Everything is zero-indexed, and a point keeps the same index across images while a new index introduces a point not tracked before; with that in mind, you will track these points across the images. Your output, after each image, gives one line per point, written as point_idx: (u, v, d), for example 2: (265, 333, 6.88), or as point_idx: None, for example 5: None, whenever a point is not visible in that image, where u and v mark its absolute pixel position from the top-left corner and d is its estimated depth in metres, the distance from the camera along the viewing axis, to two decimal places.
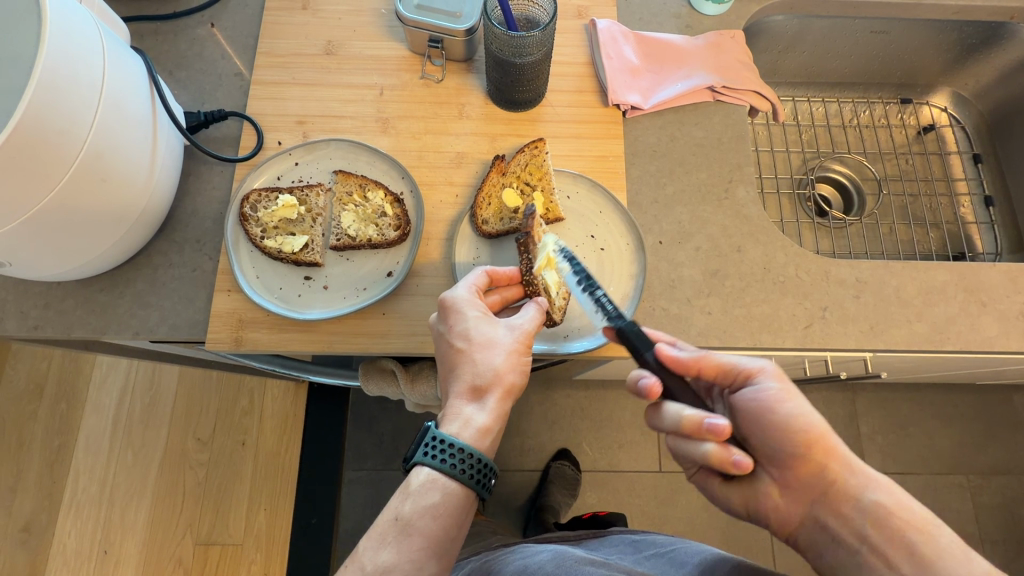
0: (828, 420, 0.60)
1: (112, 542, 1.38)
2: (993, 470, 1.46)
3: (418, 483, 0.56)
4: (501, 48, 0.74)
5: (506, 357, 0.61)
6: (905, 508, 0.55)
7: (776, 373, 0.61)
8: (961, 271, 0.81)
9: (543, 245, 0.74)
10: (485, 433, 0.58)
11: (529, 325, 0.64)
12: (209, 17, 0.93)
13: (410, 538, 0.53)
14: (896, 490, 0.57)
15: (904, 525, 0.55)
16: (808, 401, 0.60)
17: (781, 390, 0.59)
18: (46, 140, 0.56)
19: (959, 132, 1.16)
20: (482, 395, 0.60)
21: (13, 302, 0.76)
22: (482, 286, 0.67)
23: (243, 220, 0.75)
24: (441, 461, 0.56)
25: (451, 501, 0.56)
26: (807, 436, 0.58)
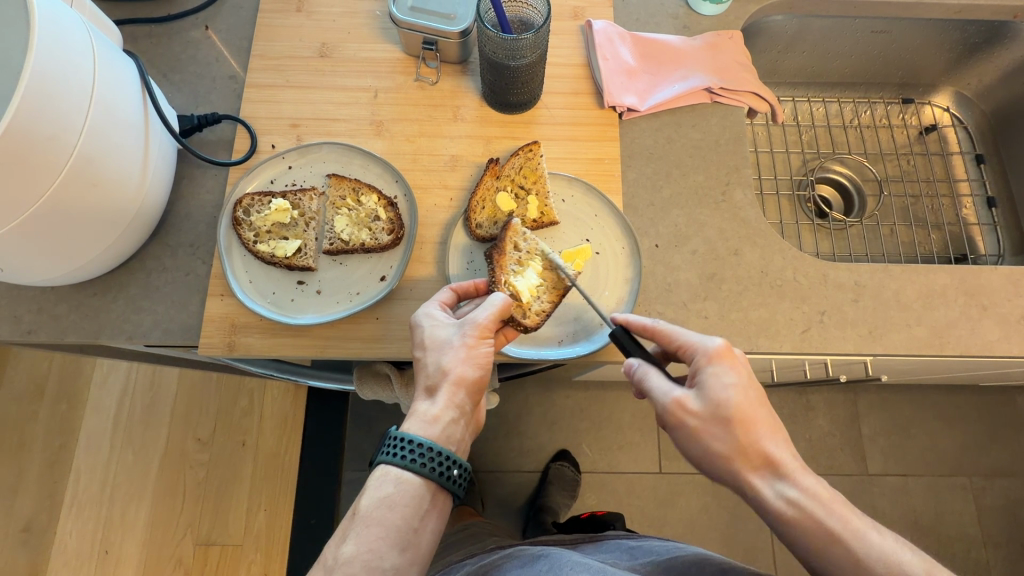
0: (750, 444, 0.57)
1: (112, 542, 1.38)
2: (996, 473, 1.44)
3: (376, 478, 0.56)
4: (495, 50, 0.73)
5: (456, 353, 0.60)
6: (804, 539, 0.55)
7: (680, 406, 0.59)
8: (962, 274, 0.80)
9: (521, 255, 0.75)
10: (432, 425, 0.58)
11: (483, 319, 0.62)
12: (204, 19, 0.92)
13: (369, 529, 0.53)
14: (812, 514, 0.55)
15: (803, 551, 0.55)
16: (716, 431, 0.58)
17: (684, 427, 0.59)
18: (34, 146, 0.55)
19: (962, 132, 1.15)
20: (434, 391, 0.60)
21: (7, 307, 0.76)
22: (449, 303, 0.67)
23: (236, 224, 0.75)
24: (398, 456, 0.56)
25: (410, 492, 0.55)
26: (711, 465, 0.59)
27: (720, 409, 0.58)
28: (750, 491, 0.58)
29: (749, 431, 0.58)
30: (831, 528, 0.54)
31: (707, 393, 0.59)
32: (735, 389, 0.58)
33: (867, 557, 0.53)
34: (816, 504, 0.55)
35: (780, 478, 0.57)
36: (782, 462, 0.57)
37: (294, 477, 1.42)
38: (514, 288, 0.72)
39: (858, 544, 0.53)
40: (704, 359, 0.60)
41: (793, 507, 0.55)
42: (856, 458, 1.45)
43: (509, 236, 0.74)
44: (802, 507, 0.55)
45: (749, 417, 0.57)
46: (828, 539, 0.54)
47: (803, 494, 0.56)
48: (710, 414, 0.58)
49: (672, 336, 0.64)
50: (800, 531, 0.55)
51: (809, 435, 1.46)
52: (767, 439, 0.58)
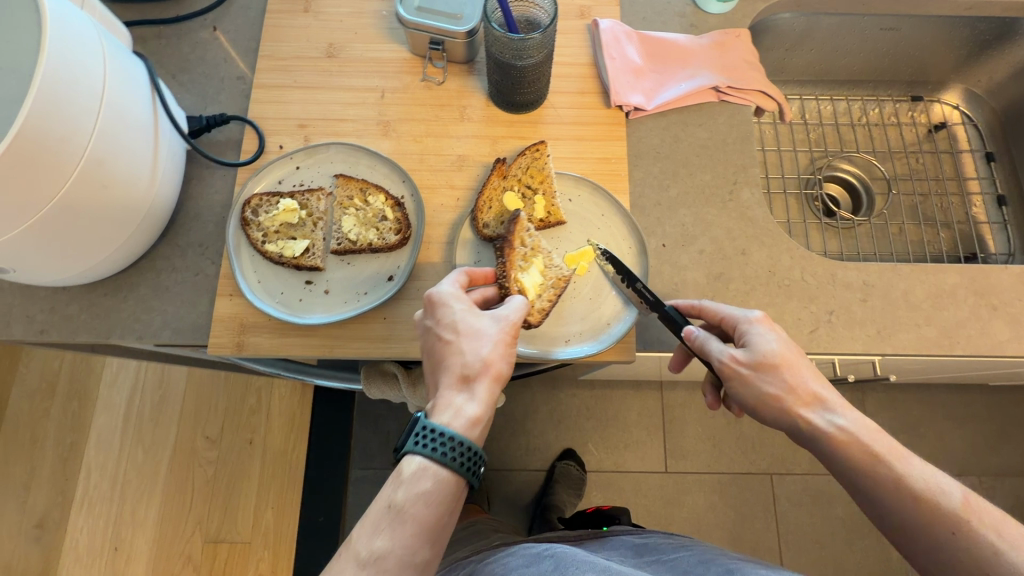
0: (801, 382, 0.59)
1: (123, 538, 1.40)
2: (1005, 473, 1.44)
3: (411, 470, 0.55)
4: (501, 51, 0.73)
5: (494, 347, 0.61)
6: (856, 465, 0.55)
7: (731, 359, 0.62)
8: (972, 274, 0.79)
9: (529, 250, 0.76)
10: (474, 421, 0.57)
11: (516, 315, 0.63)
12: (212, 20, 0.93)
13: (404, 525, 0.52)
14: (861, 440, 0.55)
15: (856, 480, 0.55)
16: (766, 376, 0.60)
17: (736, 376, 0.61)
18: (46, 149, 0.56)
19: (972, 129, 1.14)
20: (471, 383, 0.59)
21: (19, 307, 0.77)
22: (462, 286, 0.67)
23: (245, 225, 0.75)
24: (433, 450, 0.54)
25: (444, 489, 0.55)
26: (764, 410, 0.60)
27: (767, 358, 0.60)
28: (803, 427, 0.58)
29: (797, 376, 0.59)
30: (879, 453, 0.55)
31: (755, 345, 0.61)
32: (779, 342, 0.61)
33: (914, 479, 0.53)
34: (864, 431, 0.56)
35: (829, 411, 0.58)
36: (829, 398, 0.59)
37: (302, 475, 1.43)
38: (520, 284, 0.72)
39: (905, 468, 0.54)
40: (746, 323, 0.64)
41: (843, 436, 0.56)
42: None
43: (517, 232, 0.75)
44: (852, 434, 0.56)
45: (793, 364, 0.60)
46: (877, 462, 0.54)
47: (852, 423, 0.57)
48: (758, 362, 0.60)
49: (716, 312, 0.68)
50: (852, 458, 0.55)
51: None
52: (813, 379, 0.60)
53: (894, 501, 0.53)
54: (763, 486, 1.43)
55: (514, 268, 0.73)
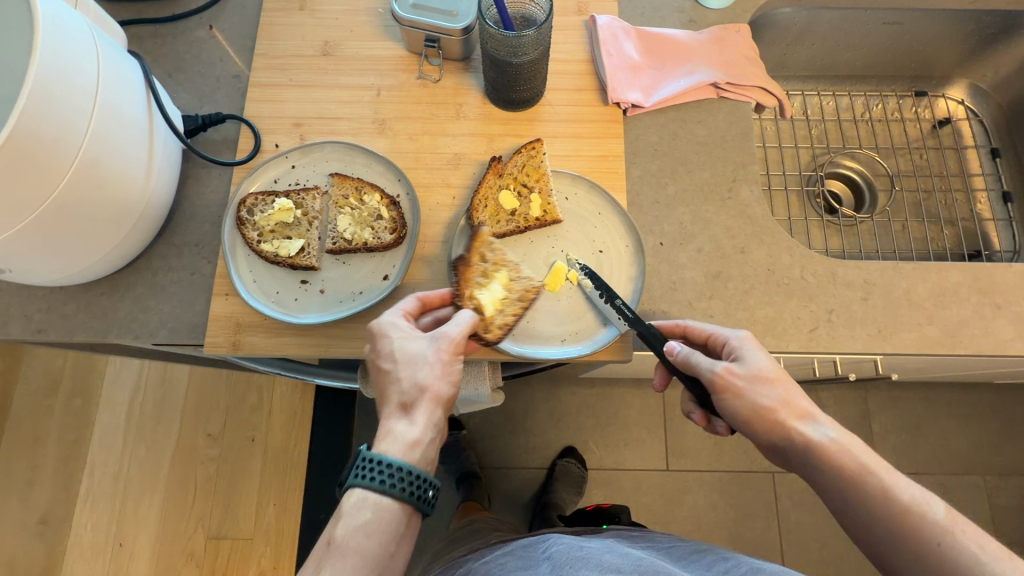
0: (792, 397, 0.60)
1: (126, 535, 1.40)
2: (1011, 472, 1.42)
3: (352, 504, 0.56)
4: (497, 48, 0.72)
5: (430, 370, 0.61)
6: (847, 475, 0.55)
7: (725, 370, 0.62)
8: (975, 272, 0.78)
9: (489, 265, 0.76)
10: (414, 447, 0.58)
11: (458, 333, 0.64)
12: (208, 19, 0.92)
13: (347, 558, 0.52)
14: (851, 452, 0.56)
15: (845, 493, 0.55)
16: (760, 387, 0.60)
17: (730, 387, 0.61)
18: (39, 149, 0.56)
19: (977, 124, 1.12)
20: (412, 409, 0.60)
21: (17, 306, 0.77)
22: (412, 311, 0.67)
23: (240, 224, 0.75)
24: (372, 480, 0.55)
25: (387, 517, 0.55)
26: (754, 423, 0.60)
27: (761, 370, 0.61)
28: (794, 440, 0.58)
29: (789, 389, 0.61)
30: (870, 464, 0.55)
31: (749, 358, 0.62)
32: (770, 358, 0.63)
33: (902, 491, 0.53)
34: (853, 444, 0.57)
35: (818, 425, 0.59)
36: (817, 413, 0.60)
37: (303, 472, 1.44)
38: (478, 302, 0.72)
39: (893, 479, 0.53)
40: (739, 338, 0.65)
41: (834, 447, 0.56)
42: None
43: (477, 247, 0.75)
44: (842, 445, 0.56)
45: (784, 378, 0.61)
46: (868, 473, 0.54)
47: (842, 436, 0.57)
48: (752, 376, 0.61)
49: (702, 330, 0.69)
50: (842, 468, 0.55)
51: None
52: (803, 396, 0.61)
53: (884, 512, 0.52)
54: (765, 484, 1.43)
55: (470, 285, 0.73)
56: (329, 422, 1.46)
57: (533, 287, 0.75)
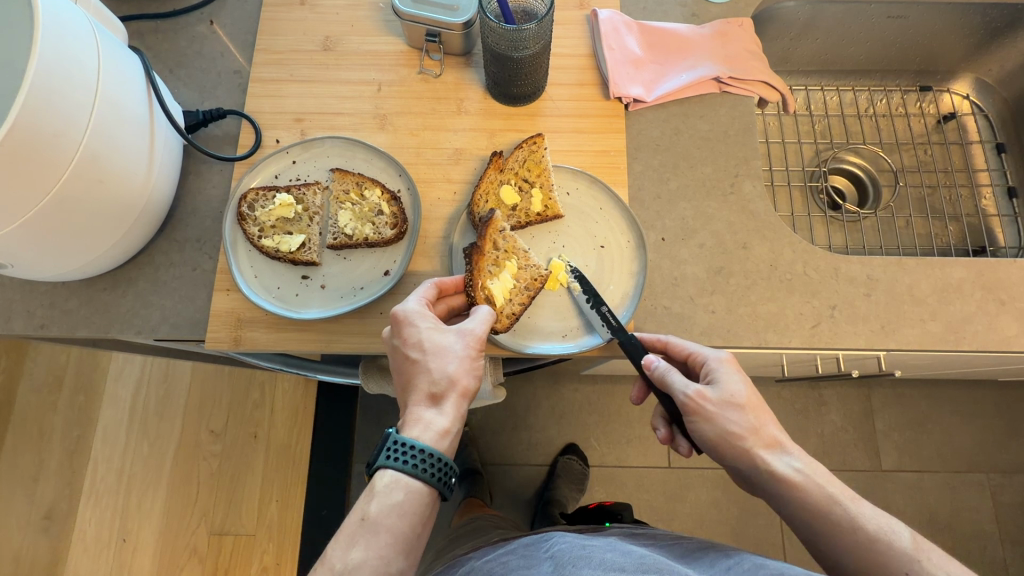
0: (761, 424, 0.62)
1: (130, 530, 1.41)
2: (1015, 469, 1.42)
3: (384, 483, 0.56)
4: (498, 42, 0.72)
5: (459, 363, 0.62)
6: (814, 506, 0.57)
7: (698, 396, 0.62)
8: (980, 268, 0.77)
9: (501, 253, 0.76)
10: (444, 436, 0.59)
11: (481, 329, 0.64)
12: (209, 14, 0.92)
13: (379, 536, 0.53)
14: (816, 482, 0.58)
15: (811, 521, 0.57)
16: (731, 414, 0.61)
17: (702, 413, 0.62)
18: (40, 144, 0.56)
19: (981, 120, 1.12)
20: (440, 400, 0.61)
21: (20, 302, 0.77)
22: (431, 298, 0.67)
23: (241, 219, 0.75)
24: (404, 463, 0.56)
25: (417, 501, 0.56)
26: (725, 448, 0.61)
27: (733, 398, 0.62)
28: (763, 469, 0.60)
29: (759, 417, 0.62)
30: (834, 494, 0.57)
31: (722, 384, 0.63)
32: (744, 384, 0.63)
33: (867, 520, 0.56)
34: (819, 475, 0.59)
35: (786, 454, 0.60)
36: (785, 441, 0.61)
37: (305, 468, 1.44)
38: (489, 292, 0.72)
39: (858, 508, 0.56)
40: (716, 361, 0.65)
41: (800, 478, 0.58)
42: (870, 454, 1.43)
43: (489, 233, 0.74)
44: (808, 476, 0.58)
45: (755, 406, 0.62)
46: (833, 503, 0.57)
47: (807, 466, 0.59)
48: (725, 402, 0.61)
49: (682, 347, 0.68)
50: (808, 499, 0.57)
51: (822, 430, 1.44)
52: (772, 423, 0.62)
53: (851, 541, 0.55)
54: None
55: (483, 274, 0.73)
56: (331, 418, 1.46)
57: (541, 275, 0.75)
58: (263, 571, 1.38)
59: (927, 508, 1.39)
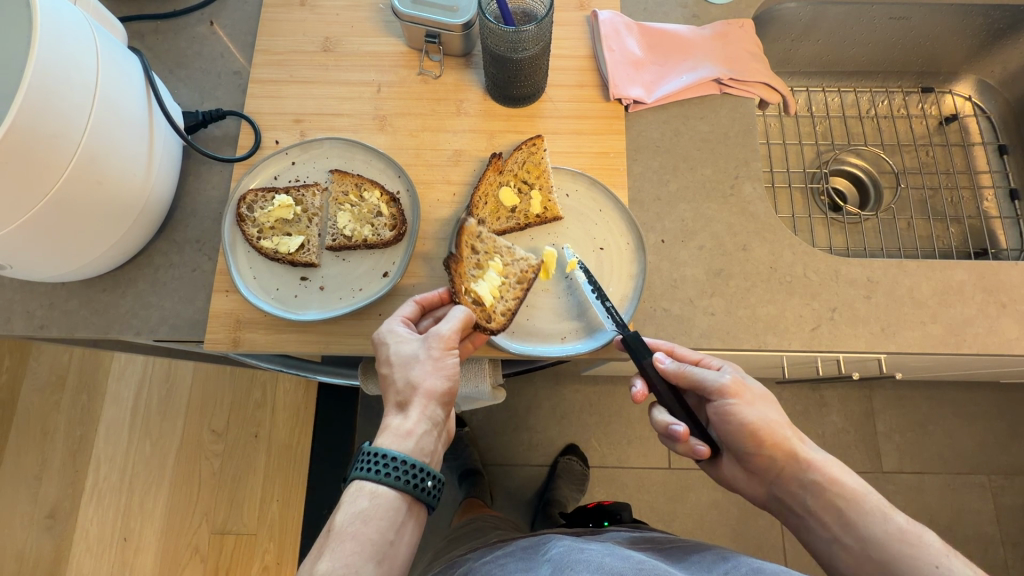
0: (787, 418, 0.64)
1: (131, 529, 1.41)
2: (1016, 471, 1.41)
3: (351, 493, 0.56)
4: (497, 43, 0.71)
5: (423, 368, 0.62)
6: (853, 492, 0.59)
7: (736, 383, 0.64)
8: (981, 270, 0.77)
9: (481, 256, 0.76)
10: (407, 439, 0.59)
11: (449, 330, 0.64)
12: (209, 15, 0.92)
13: (345, 543, 0.52)
14: (846, 472, 0.61)
15: (852, 507, 0.58)
16: (767, 405, 0.64)
17: (740, 398, 0.63)
18: (37, 146, 0.56)
19: (984, 121, 1.11)
20: (405, 406, 0.61)
21: (20, 302, 0.77)
22: (412, 316, 0.67)
23: (240, 220, 0.75)
24: (371, 471, 0.56)
25: (384, 506, 0.55)
26: (759, 436, 0.62)
27: (763, 393, 0.65)
28: (799, 456, 0.61)
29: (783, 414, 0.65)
30: (864, 485, 0.60)
31: (750, 381, 0.66)
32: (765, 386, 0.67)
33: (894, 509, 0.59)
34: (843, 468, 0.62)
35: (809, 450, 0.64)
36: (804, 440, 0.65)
37: (306, 468, 1.44)
38: (475, 295, 0.72)
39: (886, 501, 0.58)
40: (735, 365, 0.69)
41: (833, 467, 0.61)
42: (871, 455, 1.43)
43: (466, 240, 0.74)
44: (838, 467, 0.61)
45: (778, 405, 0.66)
46: (865, 490, 0.59)
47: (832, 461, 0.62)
48: (757, 393, 0.64)
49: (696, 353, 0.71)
50: (842, 487, 0.60)
51: (822, 432, 1.44)
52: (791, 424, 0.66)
53: (888, 528, 0.56)
54: None
55: (465, 279, 0.73)
56: (331, 419, 1.46)
57: (529, 266, 0.75)
58: (264, 571, 1.39)
59: (928, 511, 1.39)
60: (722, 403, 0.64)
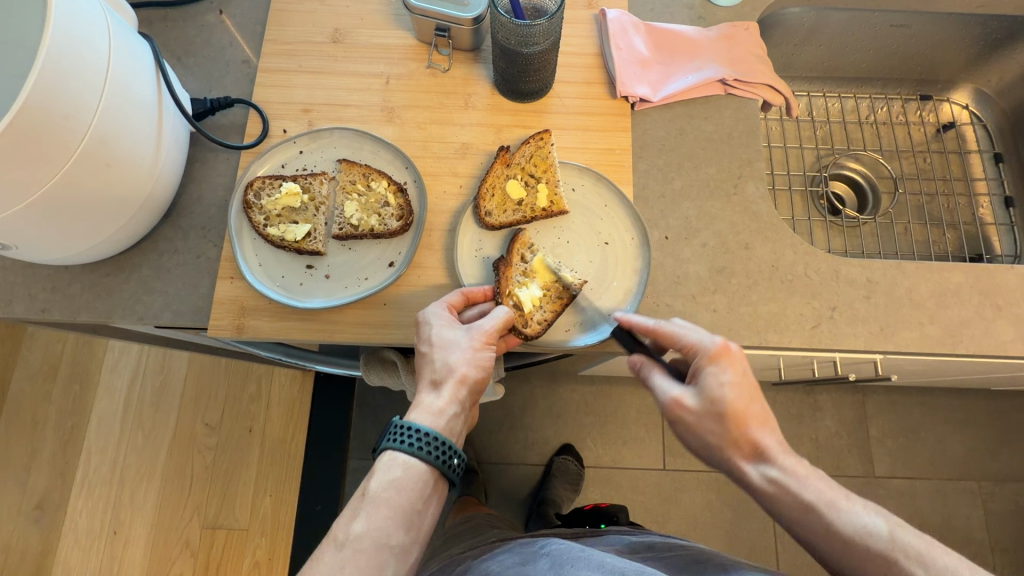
0: (740, 429, 0.60)
1: (122, 522, 1.40)
2: (1006, 477, 1.43)
3: (384, 462, 0.59)
4: (507, 37, 0.72)
5: (463, 355, 0.64)
6: (791, 514, 0.57)
7: (675, 402, 0.62)
8: (977, 273, 0.78)
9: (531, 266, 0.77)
10: (439, 417, 0.61)
11: (490, 324, 0.67)
12: (218, 4, 0.93)
13: (378, 509, 0.56)
14: (792, 490, 0.57)
15: (786, 524, 0.58)
16: (710, 424, 0.60)
17: (679, 418, 0.62)
18: (50, 124, 0.56)
19: (981, 129, 1.13)
20: (439, 385, 0.63)
21: (22, 285, 0.77)
22: (455, 305, 0.69)
23: (247, 207, 0.76)
24: (403, 443, 0.59)
25: (415, 478, 0.58)
26: (703, 451, 0.62)
27: (716, 404, 0.60)
28: (738, 473, 0.60)
29: (737, 426, 0.60)
30: (815, 504, 0.56)
31: (705, 390, 0.61)
32: (731, 387, 0.60)
33: (844, 526, 0.54)
34: (796, 486, 0.57)
35: (764, 461, 0.60)
36: (769, 447, 0.60)
37: (301, 463, 1.43)
38: (517, 299, 0.73)
39: (839, 521, 0.55)
40: (705, 358, 0.62)
41: (785, 483, 0.58)
42: (864, 460, 1.44)
43: (516, 248, 0.76)
44: (785, 485, 0.58)
45: (737, 414, 0.60)
46: (808, 511, 0.56)
47: (785, 474, 0.58)
48: (704, 408, 0.60)
49: (673, 337, 0.65)
50: (786, 505, 0.57)
51: (816, 435, 1.45)
52: (760, 428, 0.61)
53: (829, 549, 0.55)
54: None
55: (510, 283, 0.74)
56: (327, 413, 1.45)
57: (569, 286, 0.75)
58: (255, 566, 1.38)
59: (920, 516, 1.40)
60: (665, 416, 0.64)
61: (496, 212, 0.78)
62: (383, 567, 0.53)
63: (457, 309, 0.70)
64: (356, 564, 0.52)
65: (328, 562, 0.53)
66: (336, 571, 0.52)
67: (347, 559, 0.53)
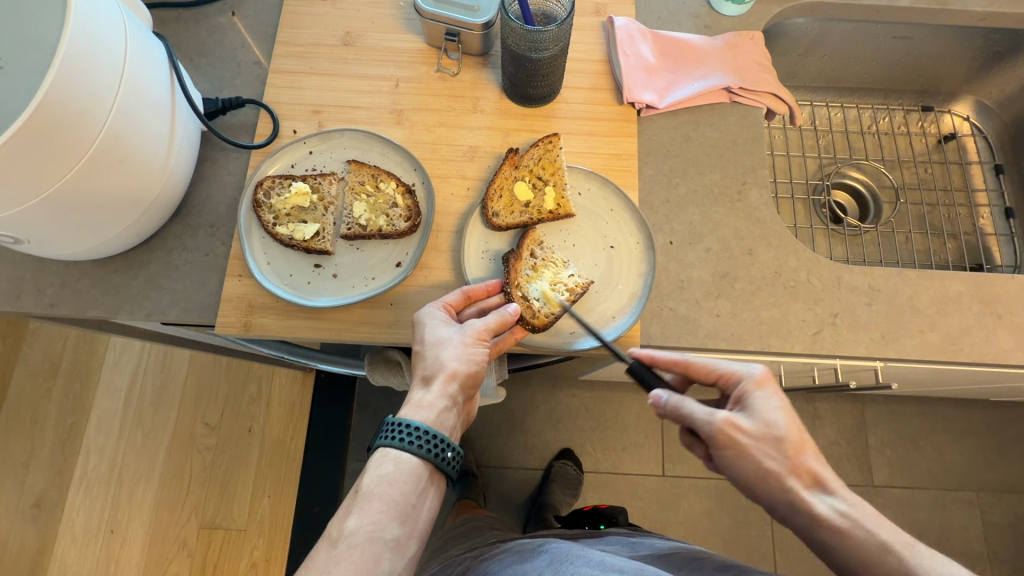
0: (800, 456, 0.58)
1: (119, 522, 1.40)
2: (1005, 488, 1.43)
3: (376, 459, 0.60)
4: (518, 42, 0.73)
5: (455, 352, 0.64)
6: (867, 555, 0.53)
7: (729, 426, 0.59)
8: (977, 283, 0.79)
9: (541, 260, 0.77)
10: (429, 411, 0.62)
11: (484, 323, 0.67)
12: (231, 6, 0.94)
13: (371, 503, 0.56)
14: (866, 527, 0.54)
15: (867, 570, 0.53)
16: (768, 449, 0.58)
17: (733, 444, 0.59)
18: (66, 121, 0.57)
19: (982, 141, 1.15)
20: (430, 380, 0.64)
21: (30, 280, 0.77)
22: (454, 305, 0.70)
23: (257, 206, 0.76)
24: (396, 439, 0.60)
25: (408, 472, 0.59)
26: (759, 484, 0.58)
27: (773, 429, 0.59)
28: (801, 508, 0.57)
29: (796, 455, 0.58)
30: (888, 540, 0.53)
31: (759, 413, 0.60)
32: (782, 412, 0.60)
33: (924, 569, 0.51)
34: (867, 519, 0.55)
35: (825, 495, 0.57)
36: (828, 481, 0.58)
37: (300, 464, 1.43)
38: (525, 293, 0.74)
39: (915, 558, 0.52)
40: (752, 383, 0.62)
41: (856, 516, 0.55)
42: (863, 469, 1.44)
43: (526, 244, 0.77)
44: (855, 521, 0.55)
45: (795, 441, 0.59)
46: (886, 550, 0.52)
47: (852, 508, 0.56)
48: (760, 433, 0.59)
49: (713, 364, 0.65)
50: (860, 538, 0.54)
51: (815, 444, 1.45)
52: (815, 460, 0.59)
53: None
54: None
55: (520, 277, 0.76)
56: (327, 414, 1.45)
57: (576, 284, 0.76)
58: (252, 567, 1.37)
59: (919, 526, 1.40)
60: (714, 447, 0.60)
61: (505, 211, 0.79)
62: (379, 561, 0.53)
63: (456, 310, 0.70)
64: (351, 559, 0.52)
65: (322, 559, 0.53)
66: (331, 566, 0.52)
67: (342, 554, 0.53)
